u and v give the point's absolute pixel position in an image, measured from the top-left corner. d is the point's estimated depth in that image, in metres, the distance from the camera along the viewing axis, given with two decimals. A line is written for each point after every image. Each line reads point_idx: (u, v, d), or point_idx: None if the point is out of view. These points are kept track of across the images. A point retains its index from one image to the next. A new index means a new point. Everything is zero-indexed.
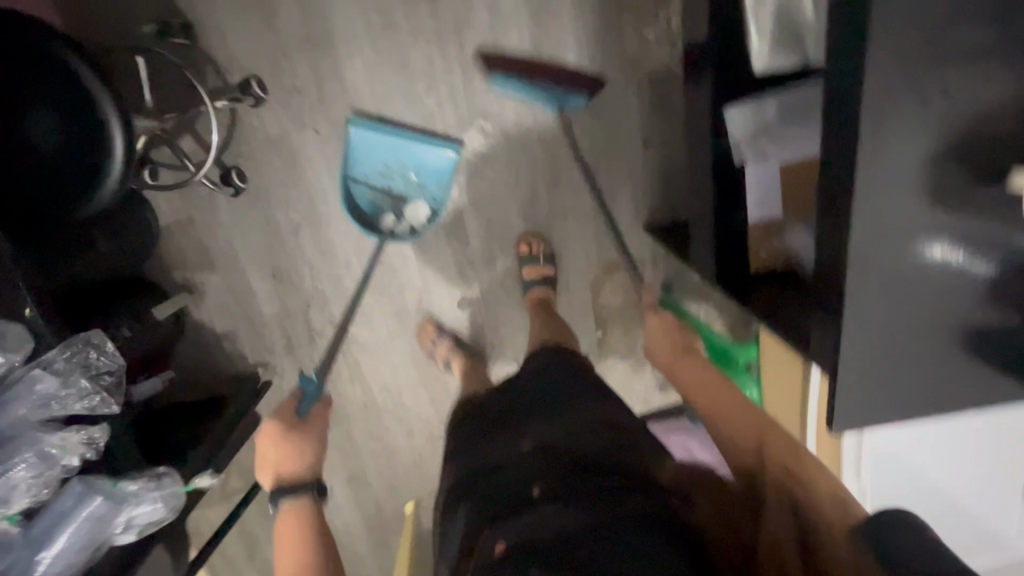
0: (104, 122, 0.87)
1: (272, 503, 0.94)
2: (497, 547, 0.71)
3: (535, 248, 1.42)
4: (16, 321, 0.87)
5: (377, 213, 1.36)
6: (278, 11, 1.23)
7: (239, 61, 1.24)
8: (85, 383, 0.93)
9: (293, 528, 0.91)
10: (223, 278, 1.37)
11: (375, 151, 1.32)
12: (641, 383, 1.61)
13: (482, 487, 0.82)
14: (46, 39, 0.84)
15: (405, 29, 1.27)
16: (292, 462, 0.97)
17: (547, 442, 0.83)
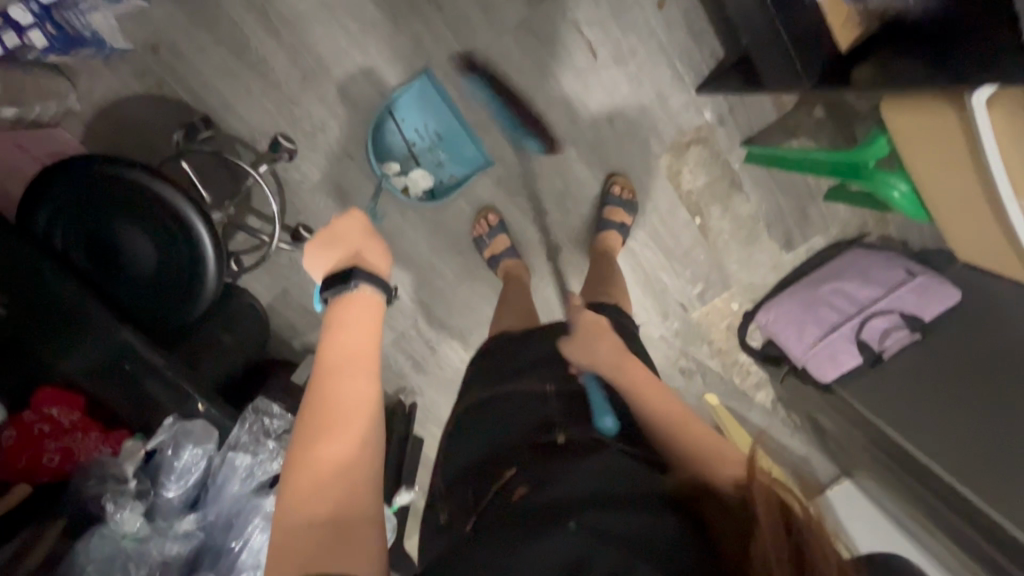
0: (185, 221, 0.92)
1: (353, 276, 0.70)
2: (518, 491, 0.69)
3: (625, 189, 1.38)
4: (197, 417, 0.96)
5: (387, 157, 1.34)
6: (270, 63, 1.26)
7: (261, 127, 1.29)
8: (272, 446, 0.99)
9: (357, 319, 0.68)
10: None
11: (428, 110, 1.33)
12: (765, 249, 1.53)
13: (503, 423, 0.85)
14: (114, 170, 0.91)
15: (383, 21, 1.27)
16: (372, 256, 0.75)
17: (571, 392, 0.86)
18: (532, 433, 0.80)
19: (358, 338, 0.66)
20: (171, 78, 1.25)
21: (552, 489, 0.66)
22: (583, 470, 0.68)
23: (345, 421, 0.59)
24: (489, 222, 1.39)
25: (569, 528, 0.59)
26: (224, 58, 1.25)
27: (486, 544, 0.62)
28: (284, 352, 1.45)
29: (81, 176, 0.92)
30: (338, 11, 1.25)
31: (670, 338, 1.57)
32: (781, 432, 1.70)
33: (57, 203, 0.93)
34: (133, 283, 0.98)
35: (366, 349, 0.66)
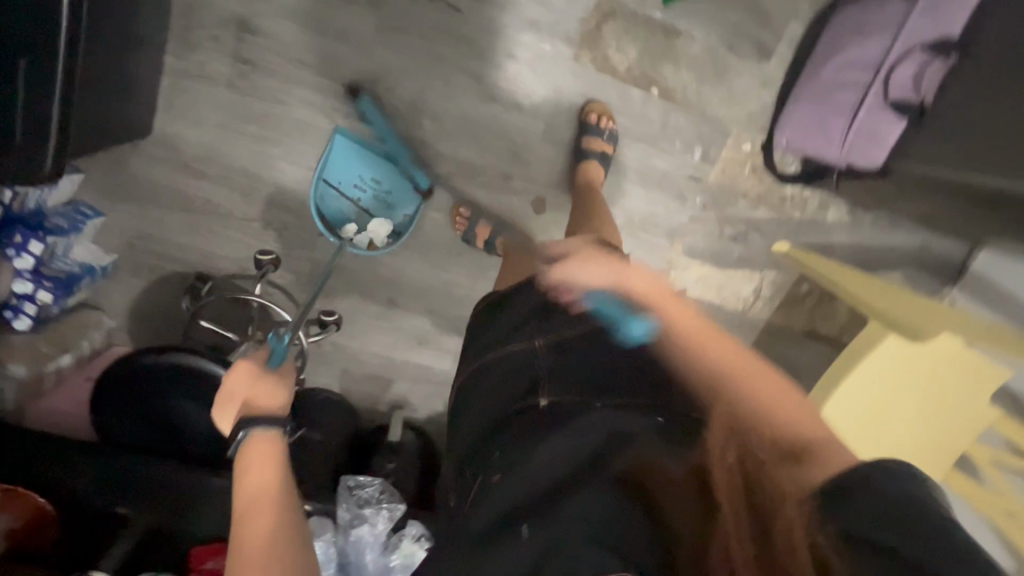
0: (211, 371, 1.05)
1: (239, 431, 0.73)
2: (493, 476, 0.78)
3: (602, 119, 1.31)
4: (308, 517, 1.05)
5: (341, 222, 1.32)
6: (213, 201, 1.35)
7: (245, 256, 1.41)
8: (370, 510, 1.04)
9: (258, 461, 0.70)
10: (403, 373, 1.60)
11: (356, 160, 1.31)
12: (742, 74, 1.35)
13: (493, 395, 0.93)
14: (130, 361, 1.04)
15: (268, 107, 1.28)
16: (260, 397, 0.79)
17: (558, 340, 0.92)
18: (520, 398, 0.88)
19: (263, 479, 0.68)
20: (160, 260, 1.39)
21: (518, 477, 0.73)
22: (546, 452, 0.74)
23: (253, 555, 0.59)
24: (465, 215, 1.37)
25: (524, 534, 0.67)
26: (184, 219, 1.36)
27: (465, 545, 0.71)
28: (377, 411, 1.63)
29: (110, 383, 1.06)
30: (232, 122, 1.29)
31: (697, 216, 1.49)
32: (867, 235, 1.54)
33: (111, 411, 1.09)
34: (200, 437, 1.11)
35: (269, 486, 0.67)
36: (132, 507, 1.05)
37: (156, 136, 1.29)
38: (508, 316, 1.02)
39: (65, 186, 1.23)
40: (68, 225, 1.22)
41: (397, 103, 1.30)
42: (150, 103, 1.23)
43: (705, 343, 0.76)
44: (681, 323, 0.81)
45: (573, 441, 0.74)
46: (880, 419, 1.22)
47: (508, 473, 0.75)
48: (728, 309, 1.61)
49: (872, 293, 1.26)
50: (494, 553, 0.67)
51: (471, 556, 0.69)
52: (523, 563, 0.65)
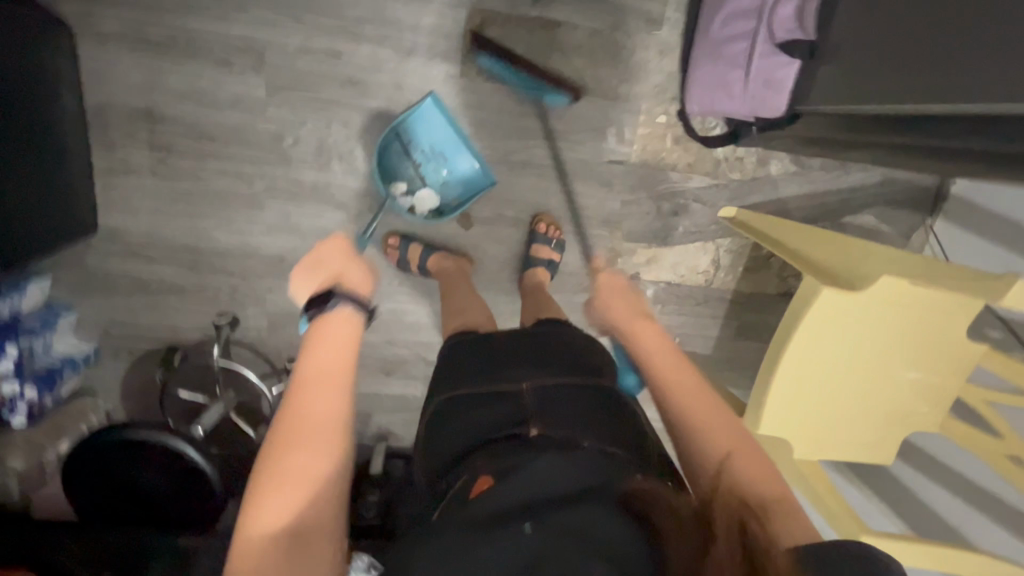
0: (167, 445, 1.12)
1: (332, 296, 0.82)
2: (479, 486, 0.73)
3: (550, 228, 1.41)
4: None
5: (396, 176, 1.36)
6: (166, 279, 1.46)
7: (207, 323, 1.50)
8: None
9: (333, 338, 0.78)
10: (379, 406, 1.64)
11: (438, 126, 1.33)
12: (636, 47, 1.31)
13: (475, 417, 0.87)
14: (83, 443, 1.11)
15: (193, 185, 1.37)
16: (351, 278, 0.87)
17: (542, 381, 0.90)
18: (508, 424, 0.84)
19: (327, 360, 0.75)
20: (134, 341, 1.51)
21: (513, 485, 0.70)
22: (549, 467, 0.71)
23: (305, 440, 0.66)
24: (395, 244, 1.41)
25: (527, 532, 0.63)
26: (145, 299, 1.46)
27: (444, 543, 0.64)
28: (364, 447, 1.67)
29: (73, 466, 1.14)
30: (163, 203, 1.37)
31: (631, 198, 1.44)
32: (819, 181, 1.45)
33: (79, 490, 1.17)
34: (160, 501, 1.18)
35: (336, 369, 0.74)
36: None
37: (102, 231, 1.39)
38: (488, 352, 0.99)
39: (34, 292, 1.36)
40: (40, 326, 1.36)
41: (305, 153, 1.35)
42: (91, 203, 1.35)
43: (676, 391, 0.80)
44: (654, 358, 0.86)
45: (582, 461, 0.73)
46: (840, 381, 1.14)
47: (505, 480, 0.71)
48: (689, 285, 1.55)
49: (818, 246, 1.18)
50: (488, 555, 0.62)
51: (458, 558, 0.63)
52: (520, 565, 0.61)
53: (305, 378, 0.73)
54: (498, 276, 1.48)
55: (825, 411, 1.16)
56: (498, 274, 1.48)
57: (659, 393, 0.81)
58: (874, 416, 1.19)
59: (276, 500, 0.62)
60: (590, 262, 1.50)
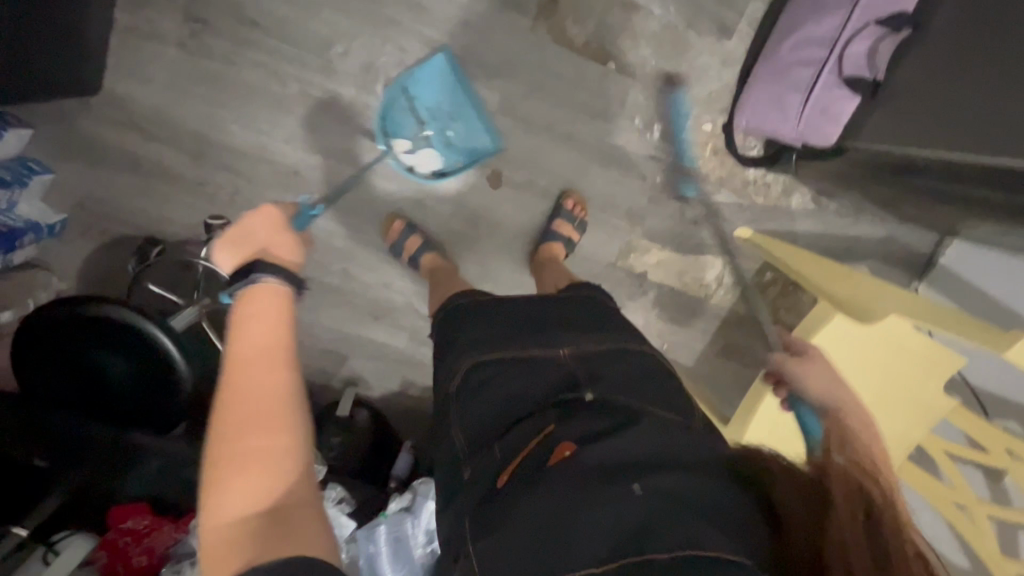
0: (138, 332, 1.03)
1: (255, 274, 0.83)
2: (561, 448, 0.76)
3: (577, 208, 1.40)
4: None
5: (398, 132, 1.33)
6: (164, 164, 1.34)
7: (194, 222, 1.38)
8: None
9: (257, 326, 0.74)
10: (356, 352, 1.55)
11: (444, 88, 1.33)
12: (702, 51, 1.34)
13: (525, 382, 0.91)
14: (45, 309, 1.01)
15: (221, 69, 1.27)
16: (276, 246, 0.93)
17: (581, 352, 0.96)
18: (558, 390, 0.90)
19: (257, 345, 0.71)
20: (108, 222, 1.38)
21: (597, 452, 0.73)
22: (621, 439, 0.76)
23: (262, 418, 0.63)
24: (397, 228, 1.39)
25: (636, 493, 0.68)
26: (132, 179, 1.35)
27: (553, 493, 0.68)
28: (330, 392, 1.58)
29: (27, 336, 1.04)
30: (184, 81, 1.28)
31: (660, 196, 1.46)
32: (832, 224, 1.51)
33: (28, 364, 1.06)
34: (121, 388, 1.09)
35: (270, 351, 0.71)
36: (49, 462, 1.03)
37: (106, 94, 1.28)
38: (515, 316, 1.03)
39: (12, 140, 1.22)
40: (12, 178, 1.22)
41: (350, 67, 1.29)
42: (101, 60, 1.23)
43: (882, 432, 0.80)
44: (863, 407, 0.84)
45: (654, 437, 0.78)
46: None
47: (585, 446, 0.75)
48: (690, 295, 1.57)
49: (834, 283, 1.21)
50: (598, 506, 0.66)
51: (567, 509, 0.66)
52: (629, 524, 0.65)
53: (244, 356, 0.70)
54: (513, 242, 1.46)
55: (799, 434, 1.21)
56: (514, 240, 1.46)
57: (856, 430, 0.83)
58: None
59: (243, 488, 0.58)
60: (603, 250, 1.50)
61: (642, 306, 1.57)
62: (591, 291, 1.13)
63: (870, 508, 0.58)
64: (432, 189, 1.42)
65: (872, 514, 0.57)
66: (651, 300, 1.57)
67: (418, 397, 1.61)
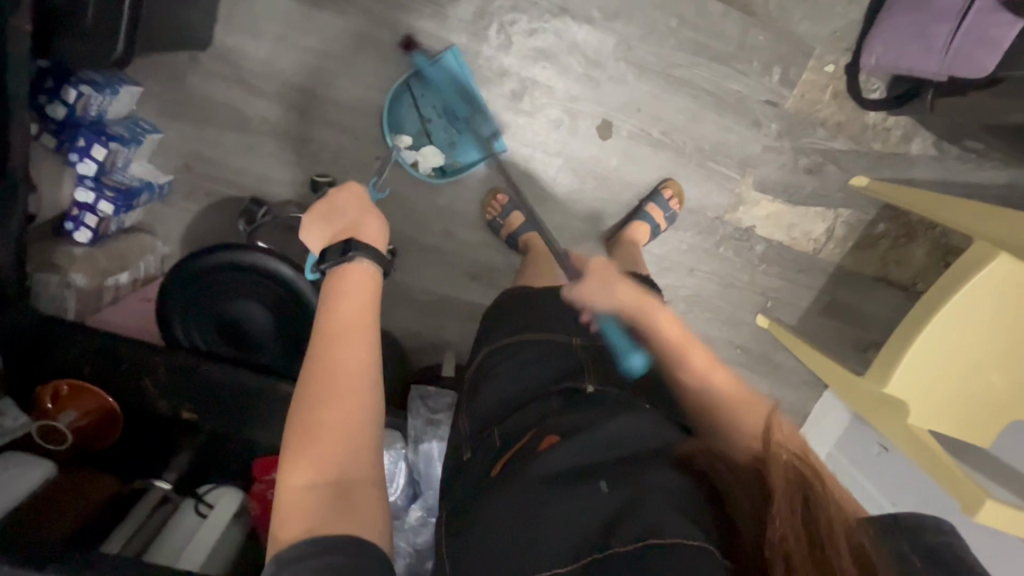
0: (276, 273, 1.05)
1: (350, 248, 0.68)
2: (546, 438, 0.66)
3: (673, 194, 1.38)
4: (377, 428, 1.02)
5: (402, 128, 1.32)
6: (270, 120, 1.32)
7: (299, 182, 1.36)
8: (443, 419, 1.02)
9: (359, 290, 0.67)
10: (455, 316, 1.50)
11: (452, 83, 1.28)
12: None
13: (524, 371, 0.80)
14: (199, 258, 1.03)
15: (335, 20, 1.26)
16: (370, 233, 0.74)
17: (598, 348, 0.84)
18: (560, 377, 0.78)
19: (342, 311, 0.64)
20: (214, 184, 1.35)
21: (574, 449, 0.63)
22: (608, 433, 0.65)
23: (337, 393, 0.58)
24: (500, 201, 1.39)
25: (602, 491, 0.58)
26: (239, 137, 1.33)
27: (514, 493, 0.61)
28: (428, 360, 1.53)
29: (182, 287, 1.05)
30: (298, 33, 1.27)
31: (775, 144, 1.40)
32: (955, 170, 1.43)
33: (178, 314, 1.07)
34: (264, 344, 1.11)
35: (363, 320, 0.64)
36: (199, 415, 1.04)
37: (217, 49, 1.27)
38: (542, 303, 0.91)
39: (125, 96, 1.20)
40: (129, 135, 1.19)
41: (464, 14, 1.27)
42: (214, 12, 1.21)
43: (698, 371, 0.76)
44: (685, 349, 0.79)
45: (647, 429, 0.66)
46: (979, 343, 1.14)
47: (567, 439, 0.64)
48: (798, 250, 1.51)
49: (973, 218, 1.18)
50: (559, 506, 0.58)
51: (527, 509, 0.59)
52: (594, 526, 0.55)
53: (327, 329, 0.62)
54: (620, 195, 1.41)
55: (945, 378, 1.16)
56: (620, 193, 1.41)
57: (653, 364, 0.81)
58: (979, 398, 1.19)
59: (308, 459, 0.54)
60: (709, 200, 1.44)
61: (751, 263, 1.51)
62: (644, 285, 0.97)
63: (807, 490, 0.48)
64: (541, 141, 1.36)
65: (805, 495, 0.48)
66: (760, 257, 1.50)
67: None
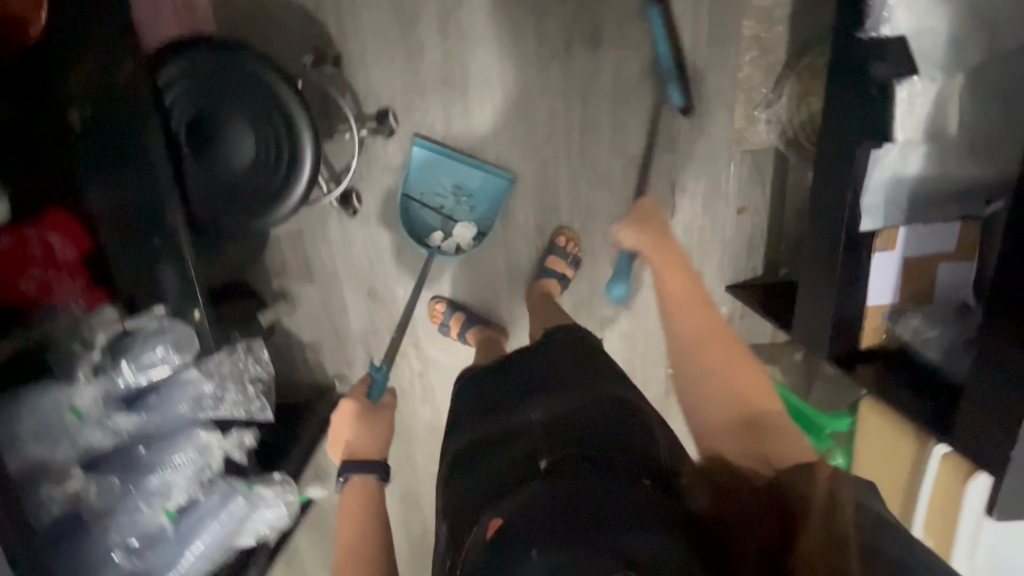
0: (296, 139, 0.96)
1: (342, 476, 0.85)
2: (490, 525, 0.61)
3: (570, 244, 1.43)
4: (188, 324, 0.92)
5: (426, 229, 1.41)
6: (422, 51, 1.32)
7: (376, 97, 1.34)
8: (241, 389, 0.96)
9: (355, 505, 0.79)
10: (319, 289, 1.48)
11: (438, 171, 1.39)
12: None
13: (481, 458, 0.73)
14: (243, 51, 0.92)
15: (534, 82, 1.35)
16: (359, 443, 0.90)
17: (553, 411, 0.73)
18: (515, 462, 0.69)
19: (354, 528, 0.75)
20: (333, 9, 1.28)
21: (519, 513, 0.60)
22: (549, 491, 0.61)
23: None
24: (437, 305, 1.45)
25: (534, 557, 0.54)
26: (387, 22, 1.29)
27: None
28: (261, 281, 1.47)
29: (205, 39, 0.91)
30: (500, 51, 1.33)
31: None
32: None
33: (179, 48, 0.91)
34: (206, 156, 0.96)
35: (360, 529, 0.75)
36: (83, 127, 0.85)
37: None
38: (491, 398, 0.83)
39: None
40: None
41: (578, 191, 1.42)
42: None
43: (690, 353, 0.79)
44: (676, 317, 0.83)
45: (579, 477, 0.62)
46: None
47: (509, 516, 0.60)
48: None
49: None
50: None
51: None
52: None
53: (344, 546, 0.73)
54: None
55: None
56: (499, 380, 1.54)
57: (678, 328, 0.82)
58: None
59: None
60: None
61: None
62: (583, 339, 0.90)
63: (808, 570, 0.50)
64: (509, 293, 1.49)
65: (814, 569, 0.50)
66: None
67: (306, 364, 1.54)
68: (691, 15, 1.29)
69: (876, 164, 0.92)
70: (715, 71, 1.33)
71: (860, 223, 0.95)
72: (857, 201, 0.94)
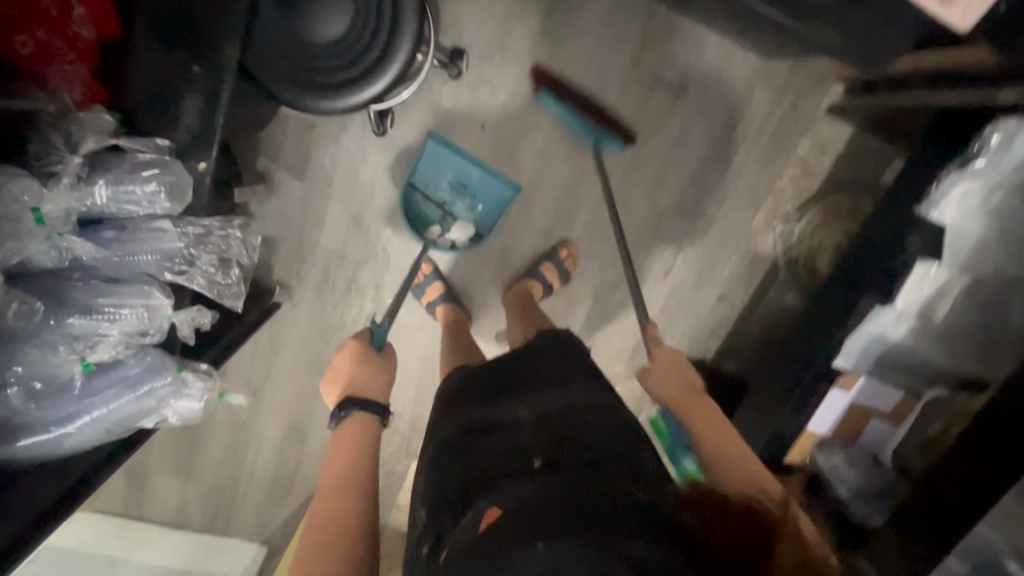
0: (394, 41, 0.88)
1: (339, 411, 0.85)
2: (488, 513, 0.63)
3: (568, 259, 1.42)
4: (193, 176, 0.82)
5: (426, 221, 1.37)
6: (521, 17, 1.29)
7: (457, 36, 1.29)
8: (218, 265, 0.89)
9: (349, 437, 0.81)
10: (304, 189, 1.35)
11: (445, 166, 1.35)
12: None
13: (471, 452, 0.74)
14: None
15: (606, 98, 1.36)
16: (361, 382, 0.89)
17: (544, 412, 0.78)
18: (509, 456, 0.71)
19: (343, 454, 0.77)
20: None
21: (515, 505, 0.61)
22: (542, 487, 0.63)
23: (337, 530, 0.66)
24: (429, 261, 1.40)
25: (540, 545, 0.55)
26: None
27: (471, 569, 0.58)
28: (247, 155, 1.33)
29: None
30: (589, 55, 1.33)
31: None
32: None
33: None
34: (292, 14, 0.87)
35: (348, 459, 0.77)
36: None
37: None
38: (488, 392, 0.87)
39: None
40: None
41: (597, 214, 1.43)
42: None
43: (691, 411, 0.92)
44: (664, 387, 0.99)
45: (571, 476, 0.63)
46: None
47: (507, 507, 0.62)
48: None
49: None
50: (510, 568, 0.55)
51: None
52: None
53: (333, 468, 0.75)
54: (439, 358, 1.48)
55: None
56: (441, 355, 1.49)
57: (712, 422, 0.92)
58: None
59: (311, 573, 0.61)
60: None
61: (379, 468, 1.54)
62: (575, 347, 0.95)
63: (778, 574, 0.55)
64: (489, 278, 1.46)
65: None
66: (387, 472, 1.54)
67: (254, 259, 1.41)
68: (762, 114, 1.38)
69: (876, 317, 1.02)
70: (759, 169, 1.41)
71: (836, 360, 1.06)
72: (841, 340, 1.05)
